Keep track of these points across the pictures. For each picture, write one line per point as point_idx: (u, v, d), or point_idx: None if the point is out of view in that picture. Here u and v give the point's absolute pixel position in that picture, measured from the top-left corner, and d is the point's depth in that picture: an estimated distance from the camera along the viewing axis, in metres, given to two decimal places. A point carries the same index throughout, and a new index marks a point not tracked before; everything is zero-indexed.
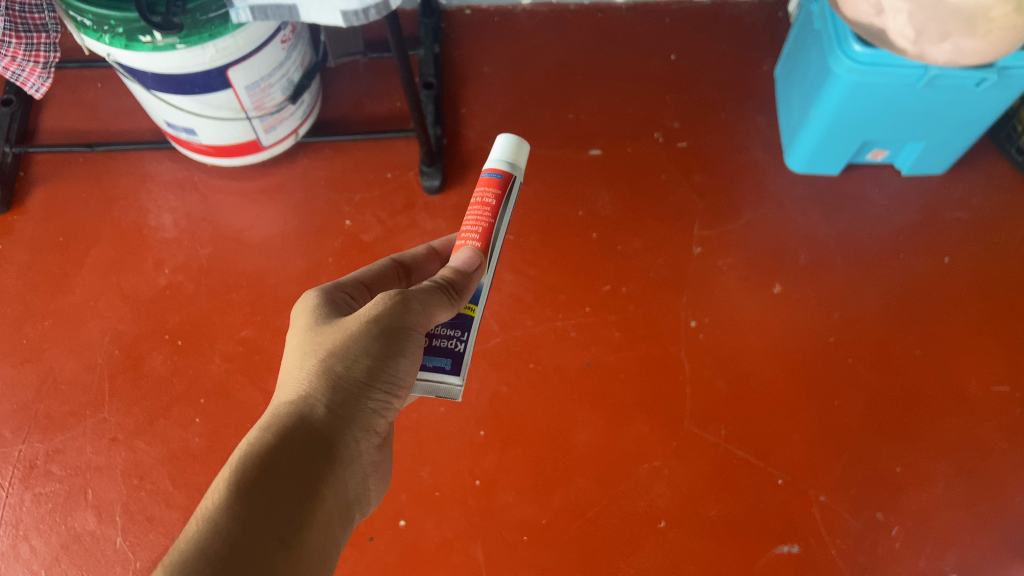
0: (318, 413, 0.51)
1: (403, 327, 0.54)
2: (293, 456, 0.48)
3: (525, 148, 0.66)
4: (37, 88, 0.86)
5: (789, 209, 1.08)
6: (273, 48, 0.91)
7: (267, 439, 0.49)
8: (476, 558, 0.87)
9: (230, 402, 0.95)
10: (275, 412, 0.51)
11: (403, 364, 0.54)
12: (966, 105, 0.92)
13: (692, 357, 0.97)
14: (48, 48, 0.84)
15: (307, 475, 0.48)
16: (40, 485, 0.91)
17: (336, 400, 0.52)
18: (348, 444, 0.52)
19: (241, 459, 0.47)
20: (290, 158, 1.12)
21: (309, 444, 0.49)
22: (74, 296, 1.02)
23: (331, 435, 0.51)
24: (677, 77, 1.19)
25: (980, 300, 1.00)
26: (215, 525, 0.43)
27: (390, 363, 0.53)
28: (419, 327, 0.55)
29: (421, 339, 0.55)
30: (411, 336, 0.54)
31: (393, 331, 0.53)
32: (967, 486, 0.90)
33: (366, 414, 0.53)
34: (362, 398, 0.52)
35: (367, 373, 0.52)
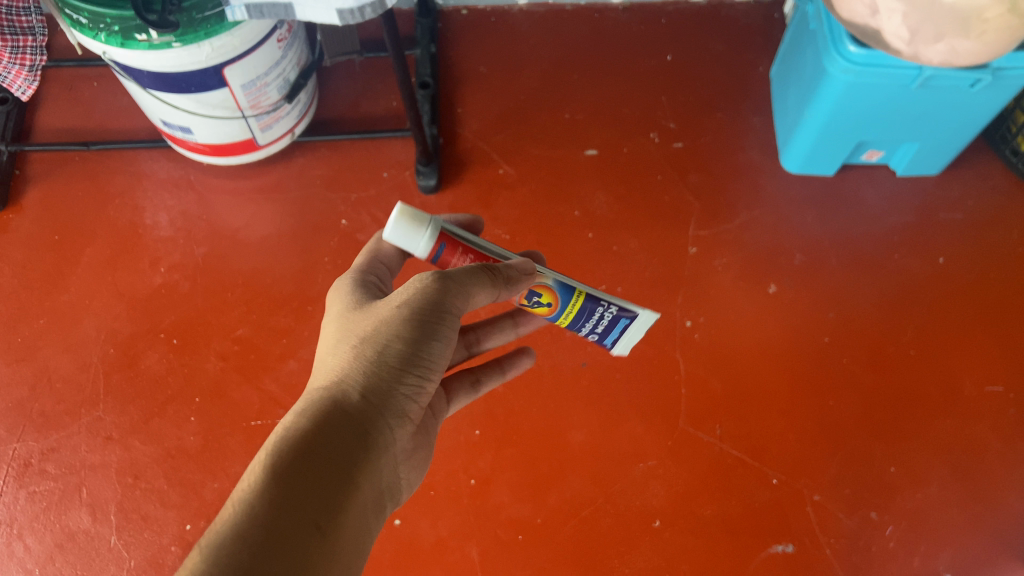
0: (354, 399, 0.54)
1: (436, 314, 0.57)
2: (329, 441, 0.51)
3: (410, 213, 0.56)
4: (23, 90, 0.88)
5: (784, 209, 1.08)
6: (270, 47, 0.91)
7: (304, 423, 0.51)
8: (471, 557, 0.88)
9: (225, 401, 0.95)
10: (311, 398, 0.53)
11: (433, 351, 0.57)
12: (960, 106, 0.93)
13: (687, 357, 0.97)
14: (35, 51, 0.86)
15: (343, 460, 0.51)
16: (35, 483, 0.91)
17: (372, 387, 0.54)
18: (380, 431, 0.55)
19: (281, 442, 0.49)
20: (286, 157, 1.12)
21: (346, 430, 0.52)
22: (69, 295, 1.02)
23: (366, 422, 0.53)
24: (673, 78, 1.19)
25: (974, 301, 1.01)
26: (254, 504, 0.45)
27: (421, 351, 0.56)
28: (452, 315, 0.58)
29: (453, 327, 0.58)
30: (445, 324, 0.57)
31: (426, 319, 0.56)
32: (962, 486, 0.90)
33: (397, 401, 0.56)
34: (395, 385, 0.55)
35: (400, 359, 0.55)
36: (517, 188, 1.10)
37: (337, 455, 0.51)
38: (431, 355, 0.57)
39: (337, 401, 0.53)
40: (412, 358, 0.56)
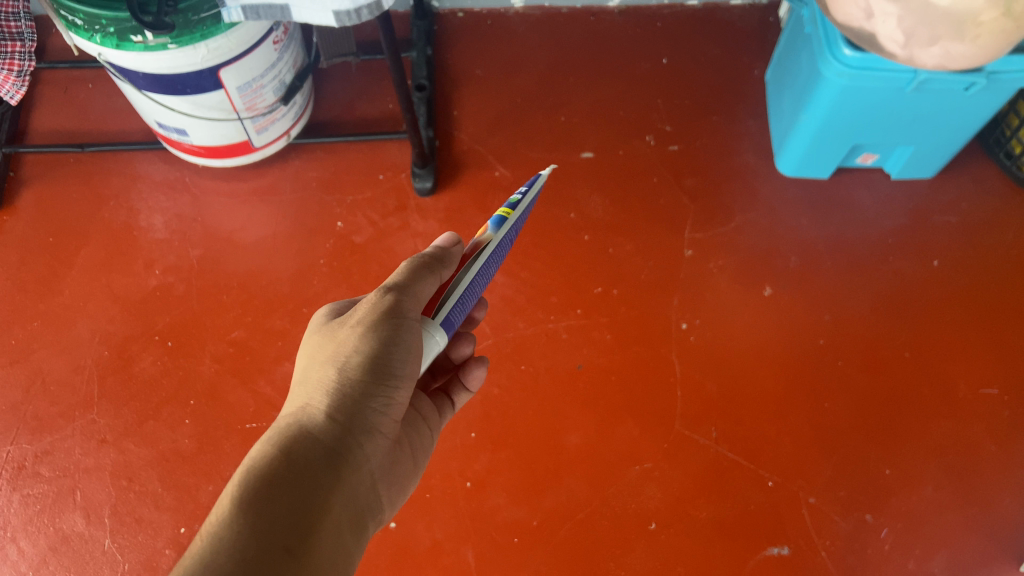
0: (319, 422, 0.52)
1: (394, 322, 0.56)
2: (296, 466, 0.50)
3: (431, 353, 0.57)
4: (12, 95, 0.88)
5: (780, 212, 1.08)
6: (265, 49, 0.91)
7: (270, 453, 0.50)
8: (467, 559, 0.87)
9: (220, 403, 0.95)
10: (278, 430, 0.53)
11: (398, 358, 0.56)
12: (955, 109, 0.93)
13: (683, 360, 0.98)
14: (23, 57, 0.85)
15: (311, 482, 0.49)
16: (29, 486, 0.90)
17: (336, 405, 0.53)
18: (352, 449, 0.53)
19: (245, 473, 0.48)
20: (282, 160, 1.12)
21: (311, 453, 0.51)
22: (63, 297, 1.01)
23: (334, 442, 0.52)
24: (669, 81, 1.19)
25: (968, 303, 1.01)
26: (223, 530, 0.44)
27: (385, 361, 0.55)
28: (410, 319, 0.57)
29: (414, 332, 0.57)
30: (404, 330, 0.56)
31: (384, 327, 0.55)
32: (956, 488, 0.90)
33: (368, 417, 0.54)
34: (363, 401, 0.54)
35: (363, 373, 0.54)
36: (513, 191, 1.10)
37: (304, 478, 0.49)
38: (397, 364, 0.56)
39: (303, 427, 0.52)
40: (375, 368, 0.54)
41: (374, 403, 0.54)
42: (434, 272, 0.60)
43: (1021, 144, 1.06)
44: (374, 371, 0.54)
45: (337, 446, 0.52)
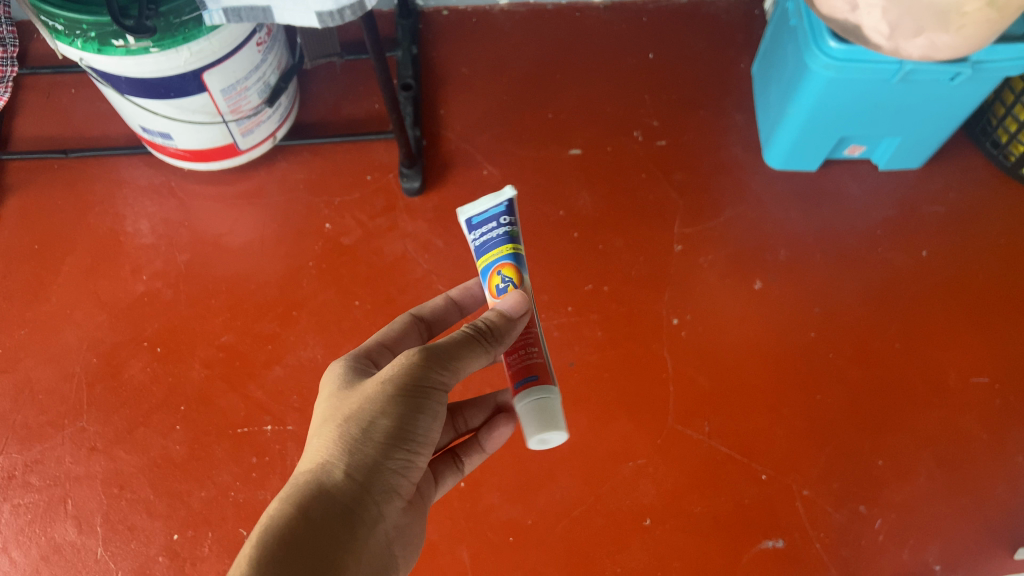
0: (338, 480, 0.52)
1: (423, 388, 0.54)
2: (314, 531, 0.49)
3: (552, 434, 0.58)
4: None
5: (768, 205, 1.08)
6: (249, 51, 0.90)
7: (289, 512, 0.50)
8: (462, 560, 0.87)
9: (210, 408, 0.94)
10: (294, 484, 0.52)
11: (425, 425, 0.55)
12: (940, 100, 0.93)
13: (674, 355, 0.98)
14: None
15: (326, 548, 0.49)
16: (19, 495, 0.89)
17: (358, 468, 0.52)
18: (367, 510, 0.53)
19: (263, 535, 0.48)
20: (268, 162, 1.11)
21: (328, 515, 0.50)
22: (50, 304, 1.01)
23: (350, 503, 0.52)
24: (655, 76, 1.19)
25: (957, 292, 1.01)
26: None
27: (411, 426, 0.54)
28: (440, 388, 0.56)
29: (442, 399, 0.56)
30: (432, 398, 0.55)
31: (411, 394, 0.54)
32: (949, 477, 0.91)
33: (386, 478, 0.54)
34: (384, 460, 0.53)
35: (387, 434, 0.53)
36: (501, 189, 1.09)
37: (321, 543, 0.49)
38: (421, 430, 0.55)
39: (322, 487, 0.51)
40: (401, 435, 0.54)
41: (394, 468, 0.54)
42: (480, 341, 0.57)
43: (1007, 132, 1.06)
44: (399, 437, 0.54)
45: (354, 510, 0.52)
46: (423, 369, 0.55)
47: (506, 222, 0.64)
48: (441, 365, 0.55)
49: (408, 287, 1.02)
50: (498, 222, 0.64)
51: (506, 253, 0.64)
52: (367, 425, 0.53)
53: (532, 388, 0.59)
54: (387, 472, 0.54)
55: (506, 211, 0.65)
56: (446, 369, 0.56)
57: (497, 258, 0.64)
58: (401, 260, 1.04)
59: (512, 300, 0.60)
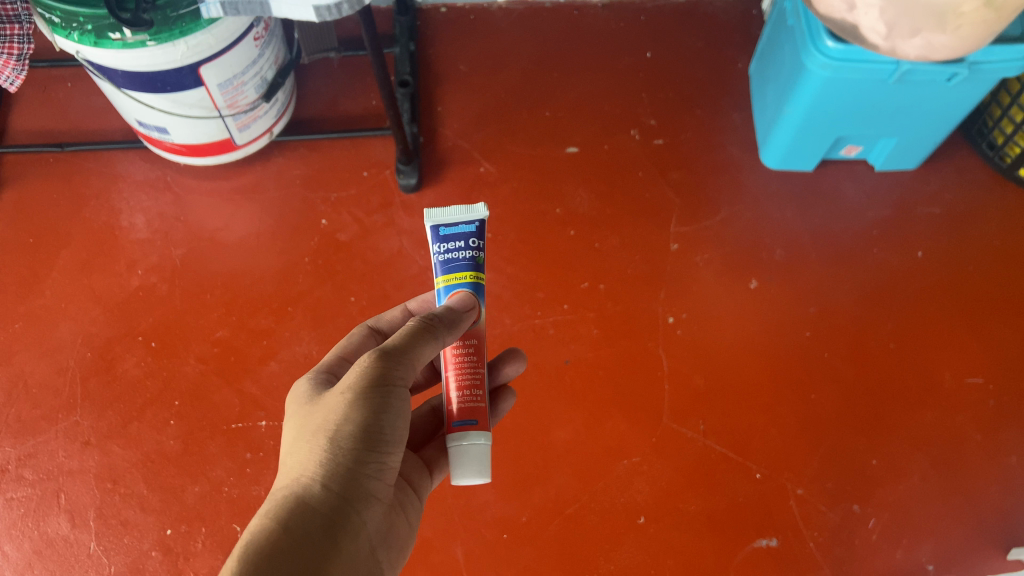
0: (315, 493, 0.51)
1: (383, 387, 0.54)
2: (294, 544, 0.48)
3: (485, 470, 0.59)
4: (11, 81, 0.83)
5: (764, 205, 1.08)
6: (246, 45, 0.90)
7: (268, 528, 0.48)
8: (456, 557, 0.87)
9: (205, 403, 0.94)
10: (273, 502, 0.50)
11: (390, 424, 0.54)
12: (936, 101, 0.94)
13: (670, 353, 0.98)
14: (23, 38, 0.80)
15: (308, 559, 0.48)
16: (12, 490, 0.89)
17: (331, 478, 0.51)
18: (347, 519, 0.51)
19: (242, 549, 0.46)
20: (265, 158, 1.11)
21: (308, 529, 0.49)
22: (45, 299, 1.00)
23: (330, 515, 0.50)
24: (653, 75, 1.19)
25: (953, 293, 1.02)
26: None
27: (378, 428, 0.53)
28: (401, 384, 0.55)
29: (405, 397, 0.55)
30: (394, 396, 0.54)
31: (372, 394, 0.53)
32: (943, 477, 0.91)
33: (361, 485, 0.53)
34: (356, 466, 0.52)
35: (355, 439, 0.52)
36: (498, 187, 1.09)
37: (304, 557, 0.48)
38: (389, 429, 0.54)
39: (301, 500, 0.50)
40: (371, 437, 0.53)
41: (370, 471, 0.53)
42: (434, 330, 0.57)
43: (1004, 134, 1.06)
44: (369, 439, 0.53)
45: (336, 518, 0.51)
46: (379, 368, 0.54)
47: (476, 245, 0.63)
48: (399, 362, 0.55)
49: (403, 284, 1.02)
50: (467, 243, 0.63)
51: (470, 280, 0.63)
52: (336, 432, 0.52)
53: (474, 435, 0.60)
54: (363, 477, 0.53)
55: (473, 232, 0.63)
56: (404, 366, 0.55)
57: (460, 285, 0.63)
58: (397, 257, 1.04)
59: (461, 296, 0.62)
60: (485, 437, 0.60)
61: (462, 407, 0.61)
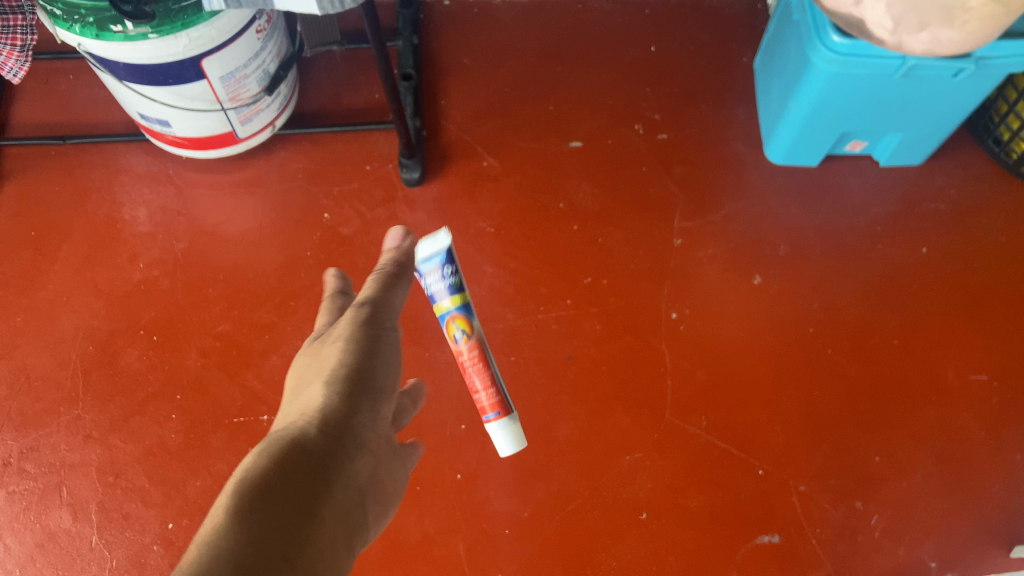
0: (312, 427, 0.46)
1: (366, 336, 0.53)
2: (296, 473, 0.42)
3: (521, 443, 0.72)
4: (15, 72, 0.86)
5: (768, 200, 1.08)
6: (248, 38, 0.89)
7: (264, 458, 0.43)
8: (458, 552, 0.87)
9: (207, 397, 0.94)
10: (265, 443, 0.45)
11: (382, 371, 0.52)
12: (943, 96, 0.93)
13: (672, 349, 0.97)
14: (25, 30, 0.84)
15: (311, 484, 0.42)
16: (14, 483, 0.89)
17: (329, 412, 0.47)
18: (351, 461, 0.46)
19: (237, 474, 0.41)
20: (267, 151, 1.11)
21: (310, 461, 0.43)
22: (46, 292, 1.00)
23: (330, 450, 0.45)
24: (657, 69, 1.18)
25: (957, 290, 1.01)
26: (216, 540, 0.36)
27: (369, 373, 0.51)
28: (384, 337, 0.54)
29: (392, 350, 0.53)
30: (379, 346, 0.53)
31: (360, 340, 0.52)
32: (946, 475, 0.91)
33: (361, 429, 0.48)
34: (355, 408, 0.48)
35: (347, 382, 0.49)
36: (501, 181, 1.09)
37: (305, 479, 0.42)
38: (382, 377, 0.51)
39: (299, 433, 0.45)
40: (364, 380, 0.50)
41: (368, 414, 0.49)
42: (399, 282, 0.59)
43: (1010, 130, 1.06)
44: (361, 380, 0.50)
45: (337, 451, 0.45)
46: (365, 316, 0.54)
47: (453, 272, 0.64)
48: (383, 311, 0.56)
49: None
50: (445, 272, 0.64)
51: (457, 303, 0.65)
52: (330, 373, 0.50)
53: (507, 422, 0.70)
54: (361, 418, 0.48)
55: (448, 260, 0.64)
56: (388, 316, 0.56)
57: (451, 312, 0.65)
58: None
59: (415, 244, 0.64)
60: (513, 417, 0.71)
61: (488, 403, 0.69)
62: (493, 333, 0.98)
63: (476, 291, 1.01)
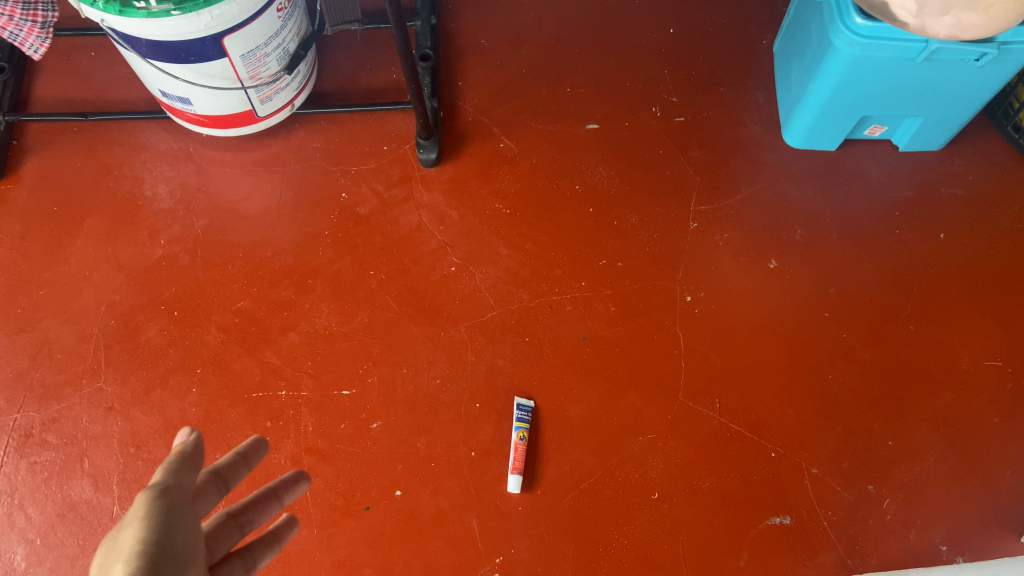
0: None
1: (172, 515, 0.47)
2: None
3: None
4: (35, 50, 0.84)
5: (786, 184, 1.08)
6: (270, 16, 0.90)
7: None
8: (471, 527, 0.88)
9: (226, 372, 0.95)
10: None
11: (183, 552, 0.46)
12: (964, 81, 0.93)
13: (687, 331, 0.98)
14: (45, 6, 0.82)
15: None
16: (36, 453, 0.91)
17: None
18: None
19: None
20: (286, 130, 1.11)
21: None
22: (68, 267, 1.01)
23: None
24: (676, 52, 1.18)
25: (973, 276, 1.01)
26: None
27: (170, 554, 0.46)
28: (188, 520, 0.49)
29: (194, 533, 0.48)
30: (182, 527, 0.48)
31: (161, 520, 0.47)
32: (958, 459, 0.91)
33: None
34: None
35: (150, 565, 0.44)
36: (518, 162, 1.09)
37: None
38: (184, 557, 0.46)
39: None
40: (167, 556, 0.46)
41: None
42: (195, 455, 0.52)
43: None
44: (166, 557, 0.45)
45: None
46: (159, 497, 0.48)
47: None
48: (177, 494, 0.49)
49: (422, 259, 1.02)
50: None
51: None
52: (129, 553, 0.44)
53: None
54: None
55: None
56: (184, 499, 0.49)
57: None
58: (416, 231, 1.04)
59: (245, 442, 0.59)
60: None
61: None
62: (508, 313, 0.99)
63: (492, 272, 1.01)
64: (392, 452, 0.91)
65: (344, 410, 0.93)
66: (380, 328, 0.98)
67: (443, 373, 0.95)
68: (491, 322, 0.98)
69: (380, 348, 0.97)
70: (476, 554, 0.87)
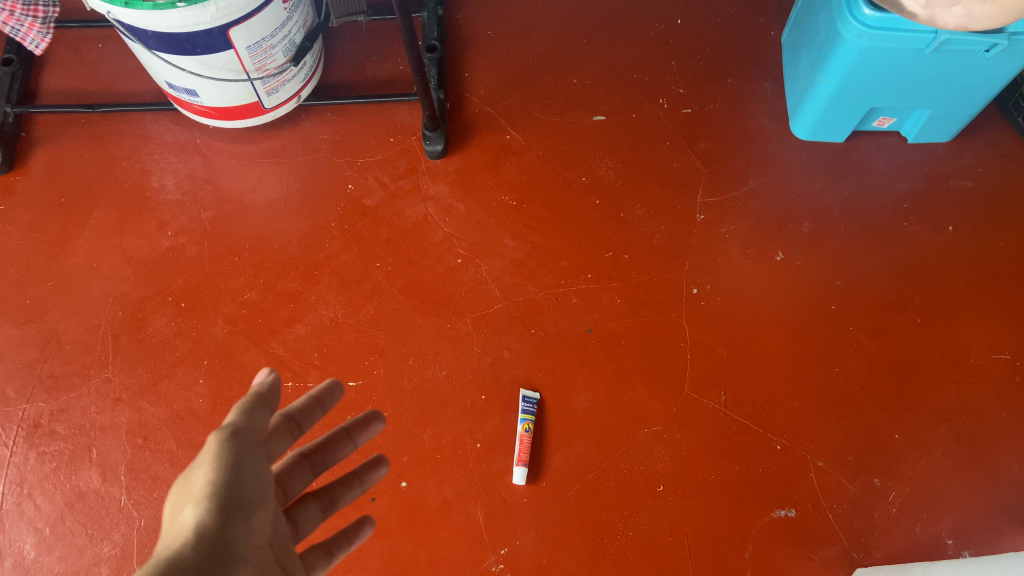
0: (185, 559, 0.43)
1: (244, 454, 0.49)
2: None
3: None
4: (36, 45, 0.84)
5: (793, 176, 1.07)
6: (276, 8, 0.90)
7: None
8: (477, 519, 0.88)
9: (233, 363, 0.96)
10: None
11: (253, 491, 0.48)
12: (974, 72, 0.92)
13: (693, 324, 0.98)
14: (47, 1, 0.83)
15: None
16: (45, 444, 0.91)
17: (198, 537, 0.44)
18: None
19: None
20: (293, 121, 1.11)
21: None
22: (76, 258, 1.02)
23: None
24: (683, 43, 1.18)
25: (982, 268, 1.00)
26: None
27: (240, 493, 0.48)
28: (260, 460, 0.50)
29: (265, 471, 0.50)
30: (254, 466, 0.49)
31: (233, 460, 0.48)
32: (965, 453, 0.91)
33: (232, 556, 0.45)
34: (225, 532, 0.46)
35: (224, 503, 0.46)
36: (524, 154, 1.09)
37: None
38: (254, 496, 0.48)
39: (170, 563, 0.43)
40: (236, 498, 0.47)
41: (240, 532, 0.47)
42: (265, 397, 0.54)
43: None
44: (235, 499, 0.47)
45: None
46: (229, 440, 0.49)
47: None
48: (249, 436, 0.50)
49: (428, 250, 1.02)
50: None
51: None
52: (199, 495, 0.46)
53: None
54: (233, 536, 0.46)
55: None
56: (256, 440, 0.51)
57: None
58: (422, 223, 1.04)
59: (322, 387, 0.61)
60: None
61: None
62: (514, 305, 0.99)
63: (498, 264, 1.01)
64: (397, 443, 0.92)
65: (350, 402, 0.94)
66: (386, 320, 0.98)
67: (448, 365, 0.95)
68: (497, 314, 0.98)
69: (386, 340, 0.97)
70: (481, 546, 0.87)
